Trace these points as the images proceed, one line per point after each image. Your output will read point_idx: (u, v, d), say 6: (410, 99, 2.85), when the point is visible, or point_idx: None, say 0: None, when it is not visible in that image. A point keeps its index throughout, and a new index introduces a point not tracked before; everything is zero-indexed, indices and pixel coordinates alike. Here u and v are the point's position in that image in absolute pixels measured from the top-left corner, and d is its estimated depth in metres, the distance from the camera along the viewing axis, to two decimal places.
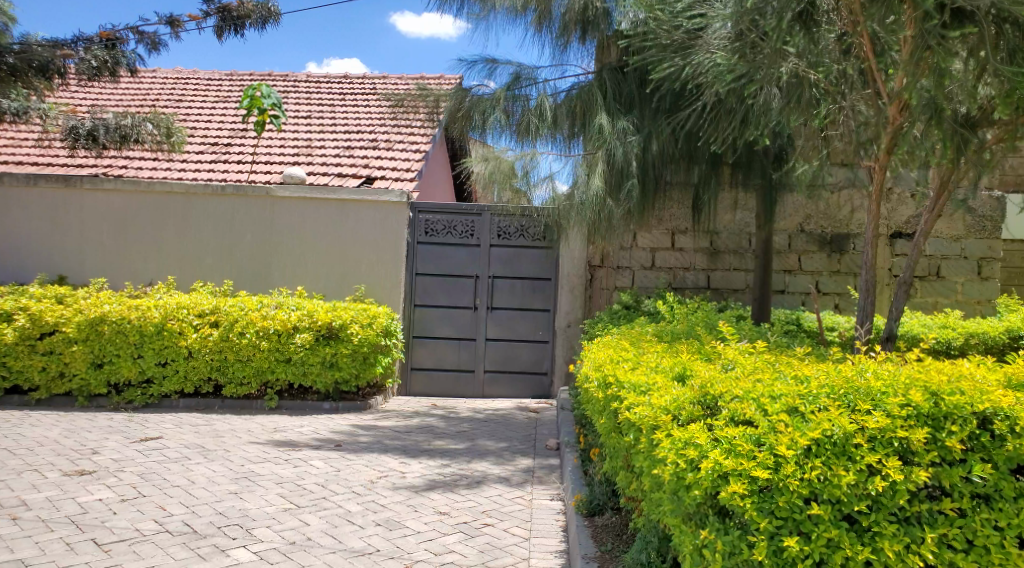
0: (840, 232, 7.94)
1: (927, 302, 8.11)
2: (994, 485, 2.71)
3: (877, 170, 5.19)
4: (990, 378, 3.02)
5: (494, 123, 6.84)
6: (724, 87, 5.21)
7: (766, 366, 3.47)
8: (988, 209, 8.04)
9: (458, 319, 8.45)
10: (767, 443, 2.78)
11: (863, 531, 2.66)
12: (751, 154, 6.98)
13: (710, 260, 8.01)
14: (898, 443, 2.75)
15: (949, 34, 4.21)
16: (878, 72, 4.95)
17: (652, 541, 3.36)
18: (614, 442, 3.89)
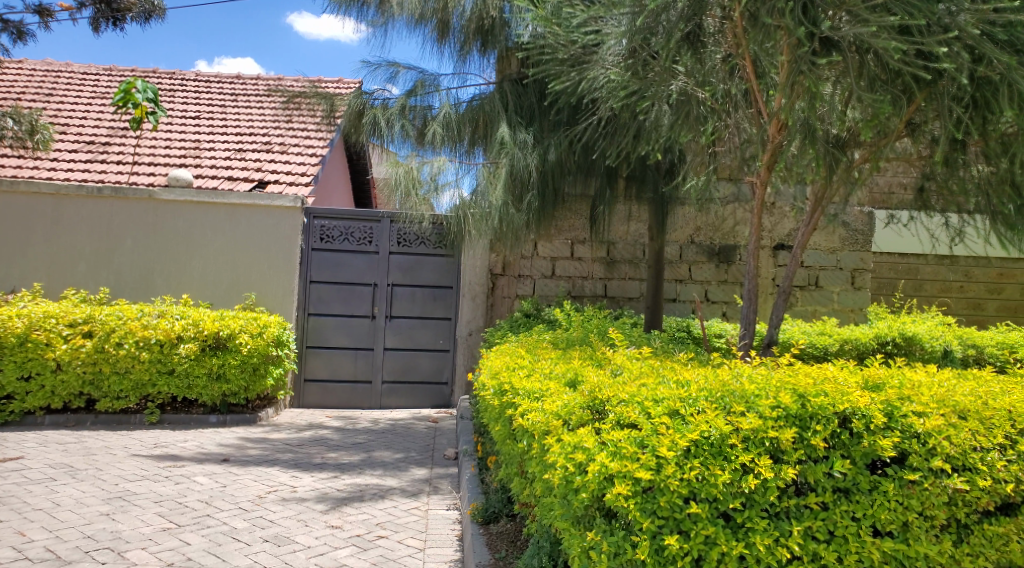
0: (727, 243, 8.30)
1: (807, 310, 8.56)
2: (853, 479, 2.90)
3: (759, 186, 5.49)
4: (851, 381, 3.24)
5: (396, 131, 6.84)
6: (615, 102, 5.36)
7: (651, 371, 3.61)
8: (860, 224, 8.57)
9: (355, 328, 8.36)
10: (650, 444, 2.87)
11: (737, 527, 2.82)
12: (643, 167, 7.09)
13: (608, 270, 8.22)
14: (769, 443, 2.91)
15: (818, 61, 4.50)
16: (760, 93, 5.17)
17: (544, 546, 3.43)
18: (509, 449, 3.94)
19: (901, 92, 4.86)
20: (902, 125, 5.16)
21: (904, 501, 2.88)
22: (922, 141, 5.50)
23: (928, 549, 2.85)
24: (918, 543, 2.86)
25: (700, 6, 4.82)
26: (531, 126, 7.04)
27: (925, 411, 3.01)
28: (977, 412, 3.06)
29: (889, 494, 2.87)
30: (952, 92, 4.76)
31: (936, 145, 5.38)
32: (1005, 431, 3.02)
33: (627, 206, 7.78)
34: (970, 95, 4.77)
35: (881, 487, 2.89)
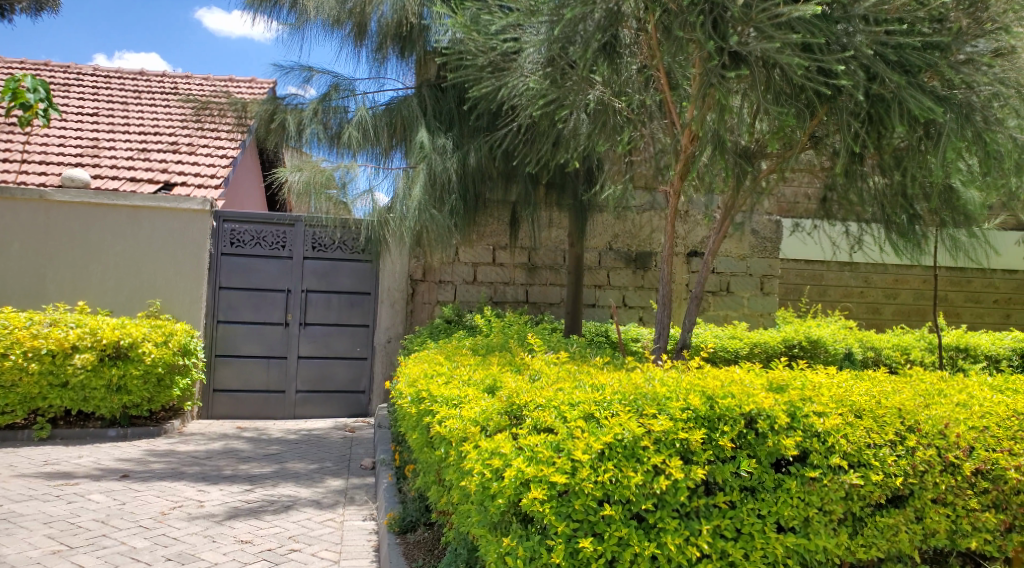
0: (643, 250, 8.48)
1: (719, 315, 8.82)
2: (758, 478, 3.01)
3: (672, 194, 5.62)
4: (757, 383, 3.36)
5: (311, 136, 6.72)
6: (535, 110, 5.40)
7: (568, 375, 3.65)
8: (768, 231, 8.89)
9: (268, 336, 8.18)
10: (566, 448, 2.91)
11: (649, 527, 2.89)
12: (562, 174, 7.17)
13: (529, 276, 8.29)
14: (679, 444, 2.98)
15: (727, 75, 4.66)
16: (674, 105, 5.30)
17: (462, 554, 3.43)
18: (427, 457, 3.92)
19: (804, 106, 5.06)
20: (806, 138, 5.38)
21: (805, 498, 3.01)
22: (824, 153, 5.75)
23: (827, 542, 2.98)
24: (818, 537, 2.99)
25: (616, 17, 4.89)
26: (451, 132, 7.02)
27: (825, 411, 3.14)
28: (871, 411, 3.20)
29: (791, 491, 3.00)
30: (851, 107, 4.99)
31: (837, 157, 5.64)
32: (897, 428, 3.16)
33: (549, 213, 7.86)
34: (866, 112, 4.98)
35: (784, 485, 3.01)
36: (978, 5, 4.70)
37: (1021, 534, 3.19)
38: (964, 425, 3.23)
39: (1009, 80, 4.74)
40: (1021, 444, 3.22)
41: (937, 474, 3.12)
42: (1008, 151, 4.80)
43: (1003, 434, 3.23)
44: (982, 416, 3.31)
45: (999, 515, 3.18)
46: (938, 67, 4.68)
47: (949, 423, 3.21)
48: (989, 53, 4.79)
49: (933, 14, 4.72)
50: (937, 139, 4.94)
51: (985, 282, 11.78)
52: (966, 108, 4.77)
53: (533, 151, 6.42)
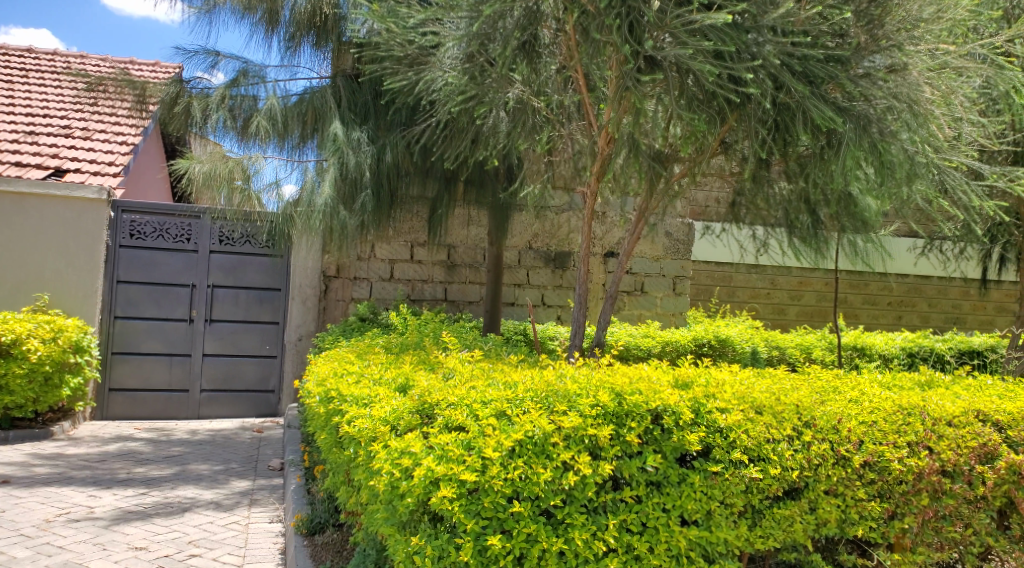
0: (562, 250, 8.55)
1: (633, 314, 8.97)
2: (663, 473, 3.08)
3: (589, 195, 5.66)
4: (664, 380, 3.44)
5: (217, 123, 6.57)
6: (454, 105, 5.36)
7: (481, 373, 3.63)
8: (681, 234, 9.10)
9: (171, 333, 7.91)
10: (476, 446, 2.90)
11: (557, 523, 2.91)
12: (481, 172, 7.14)
13: (447, 274, 8.23)
14: (588, 440, 3.01)
15: (642, 78, 4.74)
16: (591, 106, 5.34)
17: (371, 555, 3.37)
18: (335, 457, 3.84)
19: (715, 113, 5.19)
20: (716, 143, 5.51)
21: (708, 491, 3.08)
22: (734, 158, 5.90)
23: (727, 534, 3.06)
24: (719, 529, 3.07)
25: (535, 16, 4.90)
26: (366, 124, 6.90)
27: (727, 407, 3.23)
28: (771, 407, 3.30)
29: (694, 485, 3.07)
30: (759, 114, 5.13)
31: (745, 162, 5.79)
32: (794, 423, 3.26)
33: (466, 210, 7.80)
34: (773, 119, 5.15)
35: (688, 479, 3.08)
36: (877, 22, 4.91)
37: (903, 521, 3.28)
38: (856, 419, 3.33)
39: (901, 95, 4.89)
40: (905, 437, 3.32)
41: (829, 466, 3.22)
42: (900, 162, 4.96)
43: (890, 427, 3.33)
44: (871, 411, 3.41)
45: (884, 504, 3.26)
46: (839, 78, 4.87)
47: (842, 418, 3.31)
48: (885, 68, 4.97)
49: (834, 28, 4.93)
50: (837, 147, 5.12)
51: (881, 285, 12.35)
52: (864, 119, 4.94)
53: (451, 148, 6.39)
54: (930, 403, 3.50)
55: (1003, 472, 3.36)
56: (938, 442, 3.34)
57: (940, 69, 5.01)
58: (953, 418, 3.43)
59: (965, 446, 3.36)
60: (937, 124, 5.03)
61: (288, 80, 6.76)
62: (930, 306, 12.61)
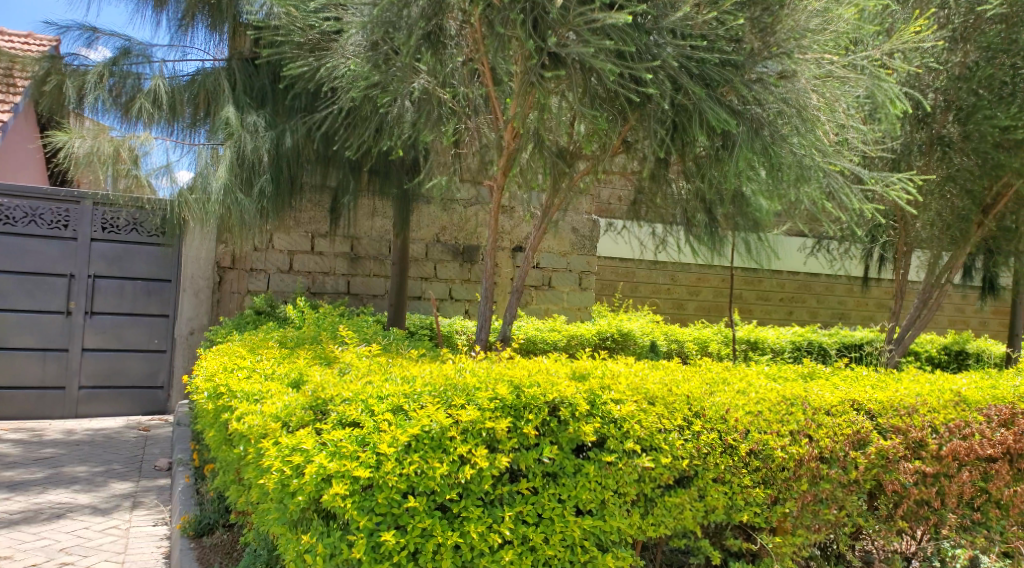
0: (469, 244, 8.54)
1: (540, 308, 9.05)
2: (560, 464, 3.13)
3: (496, 188, 5.65)
4: (562, 373, 3.49)
5: (94, 100, 6.17)
6: (357, 92, 5.21)
7: (378, 367, 3.58)
8: (586, 230, 9.24)
9: (46, 326, 7.51)
10: (371, 442, 2.87)
11: (453, 517, 2.92)
12: (385, 162, 6.99)
13: (350, 266, 8.10)
14: (485, 433, 3.02)
15: (545, 75, 4.83)
16: (497, 99, 5.32)
17: (262, 555, 3.29)
18: (225, 455, 3.72)
19: (617, 112, 5.29)
20: (619, 142, 5.59)
21: (602, 481, 3.15)
22: (635, 157, 6.01)
23: (621, 523, 3.14)
24: (613, 518, 3.14)
25: (440, 7, 4.84)
26: (263, 109, 6.74)
27: (621, 398, 3.31)
28: (663, 398, 3.40)
29: (589, 475, 3.13)
30: (658, 115, 5.26)
31: (645, 162, 5.92)
32: (685, 413, 3.37)
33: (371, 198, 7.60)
34: (671, 119, 5.28)
35: (583, 469, 3.14)
36: (768, 29, 5.09)
37: (784, 505, 3.43)
38: (742, 409, 3.46)
39: (791, 100, 5.11)
40: (788, 426, 3.47)
41: (717, 455, 3.33)
42: (790, 164, 5.18)
43: (773, 417, 3.48)
44: (758, 402, 3.56)
45: (768, 490, 3.39)
46: (734, 83, 5.04)
47: (729, 409, 3.44)
48: (777, 75, 5.16)
49: (729, 33, 5.07)
50: (731, 149, 5.29)
51: (773, 282, 12.87)
52: (756, 123, 5.15)
53: (354, 136, 6.29)
54: (811, 394, 3.67)
55: (873, 456, 3.53)
56: (817, 431, 3.49)
57: (826, 77, 5.24)
58: (831, 407, 3.60)
59: (840, 433, 3.51)
60: (823, 130, 5.27)
61: (176, 60, 6.57)
62: (818, 302, 13.23)
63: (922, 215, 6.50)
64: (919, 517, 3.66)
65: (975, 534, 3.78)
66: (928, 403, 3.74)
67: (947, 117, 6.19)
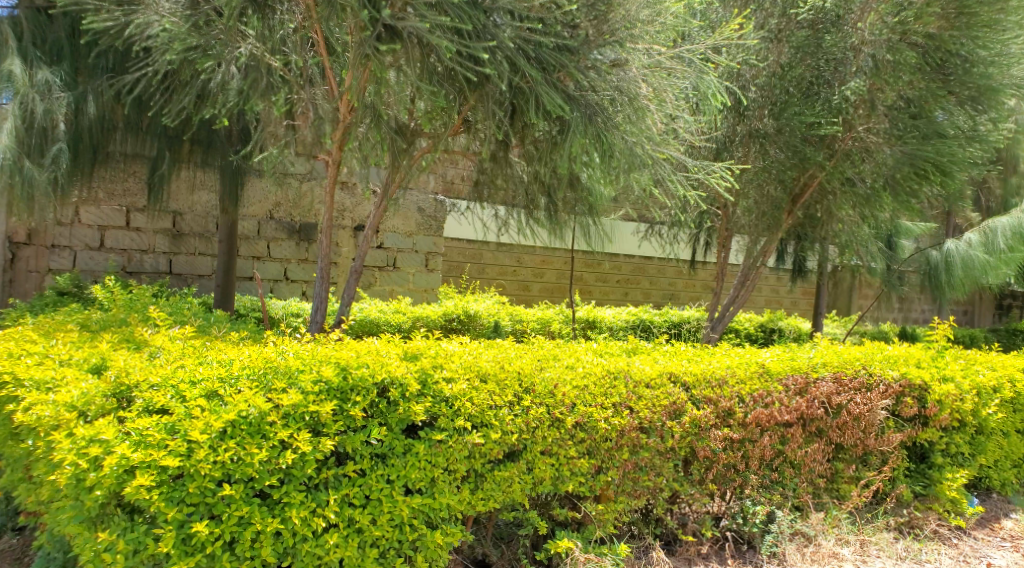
0: (307, 221, 8.31)
1: (385, 290, 8.96)
2: (389, 444, 3.11)
3: (331, 163, 5.50)
4: (393, 354, 3.46)
5: None
6: (174, 54, 4.90)
7: (193, 350, 3.42)
8: (432, 210, 9.21)
9: None
10: (181, 430, 2.77)
11: (274, 503, 2.87)
12: (209, 131, 6.50)
13: (172, 244, 7.71)
14: (309, 417, 2.97)
15: (381, 47, 4.71)
16: (331, 69, 5.14)
17: (57, 557, 3.11)
18: (11, 451, 3.42)
19: (455, 91, 5.28)
20: (458, 121, 5.56)
21: (431, 460, 3.17)
22: (475, 139, 6.02)
23: (450, 499, 3.17)
24: (442, 495, 3.16)
25: None
26: (59, 65, 6.17)
27: (453, 377, 3.34)
28: (495, 375, 3.45)
29: (419, 455, 3.14)
30: (496, 96, 5.29)
31: (485, 142, 5.94)
32: (515, 389, 3.43)
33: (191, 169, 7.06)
34: (509, 102, 5.32)
35: (413, 449, 3.14)
36: (602, 18, 5.18)
37: (608, 474, 3.58)
38: (570, 384, 3.57)
39: (623, 89, 5.28)
40: (611, 398, 3.61)
41: (545, 429, 3.42)
42: (621, 151, 5.36)
43: (598, 390, 3.61)
44: (584, 376, 3.68)
45: (592, 460, 3.53)
46: (568, 68, 5.15)
47: (558, 384, 3.53)
48: (610, 62, 5.32)
49: (565, 18, 5.13)
50: (566, 134, 5.41)
51: (612, 264, 13.36)
52: (591, 109, 5.29)
53: (171, 102, 5.92)
54: (634, 368, 3.83)
55: (687, 425, 3.74)
56: (637, 402, 3.65)
57: (655, 68, 5.51)
58: (651, 380, 3.78)
59: (658, 404, 3.69)
60: (653, 119, 5.49)
61: None
62: (650, 283, 13.86)
63: (741, 202, 6.93)
64: (727, 479, 3.93)
65: (773, 492, 4.06)
66: (737, 375, 4.01)
67: (763, 112, 6.65)
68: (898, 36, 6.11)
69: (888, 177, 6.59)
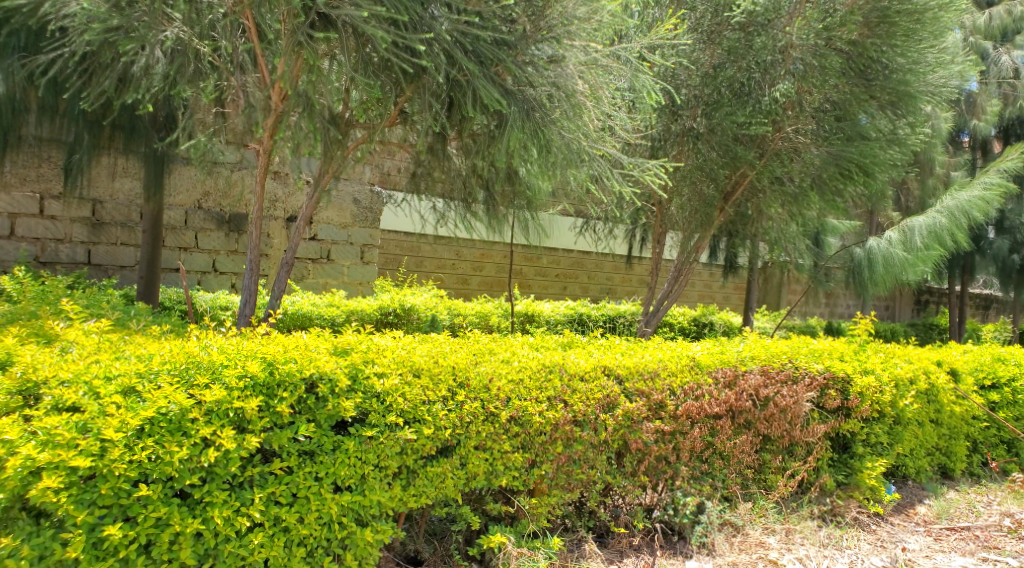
0: (237, 212, 8.11)
1: (318, 282, 8.80)
2: (317, 441, 3.04)
3: (262, 152, 5.36)
4: (322, 349, 3.38)
5: None
6: (94, 36, 4.71)
7: (109, 345, 3.28)
8: (368, 202, 9.09)
9: None
10: (93, 429, 2.65)
11: (195, 503, 2.79)
12: (132, 116, 6.26)
13: (92, 233, 7.44)
14: (233, 413, 2.89)
15: (315, 35, 4.63)
16: (263, 57, 5.02)
17: None
18: None
19: (390, 82, 5.21)
20: (395, 113, 5.49)
21: (362, 456, 3.10)
22: (411, 130, 5.95)
23: (380, 496, 3.11)
24: (372, 492, 3.10)
25: None
26: None
27: (385, 372, 3.28)
28: (428, 370, 3.40)
29: (349, 451, 3.07)
30: (433, 88, 5.24)
31: (422, 134, 5.86)
32: (449, 384, 3.39)
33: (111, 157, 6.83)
34: (446, 94, 5.27)
35: (343, 446, 3.08)
36: (539, 14, 5.16)
37: (541, 468, 3.57)
38: (505, 378, 3.54)
39: (560, 85, 5.28)
40: (546, 392, 3.59)
41: (479, 423, 3.39)
42: (558, 146, 5.37)
43: (533, 384, 3.59)
44: (519, 370, 3.67)
45: (526, 454, 3.52)
46: (506, 63, 5.12)
47: (493, 378, 3.50)
48: (547, 58, 5.29)
49: (503, 12, 5.12)
50: (503, 128, 5.39)
51: (550, 259, 13.41)
52: (529, 104, 5.28)
53: (89, 86, 5.64)
54: (568, 362, 3.83)
55: (620, 418, 3.76)
56: (572, 396, 3.65)
57: (591, 65, 5.45)
58: (585, 373, 3.79)
59: (592, 397, 3.70)
60: (590, 116, 5.47)
61: None
62: (588, 278, 13.95)
63: (675, 199, 7.02)
64: (658, 471, 3.97)
65: (702, 483, 4.09)
66: (668, 368, 4.05)
67: (697, 111, 6.73)
68: (824, 42, 6.32)
69: (815, 177, 6.80)
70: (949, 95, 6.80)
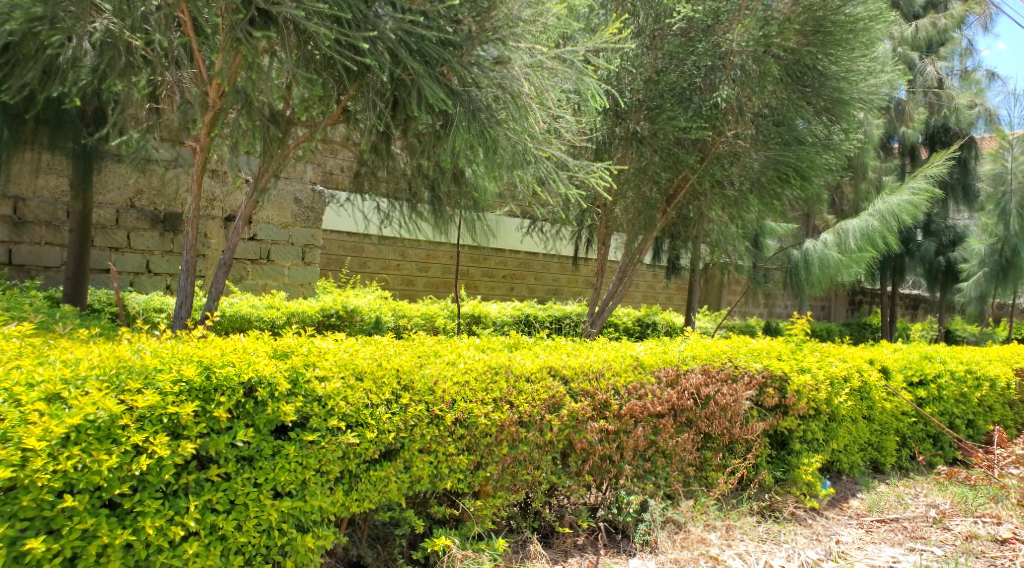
0: (172, 211, 7.90)
1: (258, 283, 8.61)
2: (256, 446, 2.96)
3: (199, 149, 5.21)
4: (262, 352, 3.29)
5: None
6: (17, 26, 4.51)
7: (34, 350, 3.14)
8: (311, 202, 8.93)
9: None
10: (14, 438, 2.53)
11: (125, 513, 2.68)
12: (59, 111, 6.02)
13: (14, 233, 7.15)
14: (167, 419, 2.79)
15: (254, 32, 4.52)
16: (200, 52, 4.88)
17: None
18: None
19: (333, 79, 5.12)
20: (337, 111, 5.39)
21: (303, 461, 3.03)
22: (354, 129, 5.85)
23: (321, 502, 3.04)
24: (313, 498, 3.03)
25: None
26: None
27: (327, 375, 3.21)
28: (372, 373, 3.34)
29: (289, 456, 3.00)
30: (376, 86, 5.16)
31: (365, 133, 5.77)
32: (393, 387, 3.33)
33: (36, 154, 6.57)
34: (390, 93, 5.19)
35: (282, 451, 3.00)
36: (485, 14, 5.11)
37: (486, 470, 3.54)
38: (451, 380, 3.50)
39: (506, 86, 5.25)
40: (491, 394, 3.56)
41: (424, 426, 3.34)
42: (504, 147, 5.35)
43: (479, 386, 3.55)
44: (465, 372, 3.62)
45: (472, 457, 3.48)
46: (451, 63, 5.07)
47: (438, 381, 3.45)
48: (493, 59, 5.26)
49: (448, 13, 5.07)
50: (449, 127, 5.34)
51: (496, 260, 13.38)
52: (474, 104, 5.24)
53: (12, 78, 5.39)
54: (514, 363, 3.80)
55: (565, 418, 3.75)
56: (518, 397, 3.62)
57: (536, 67, 5.40)
58: (531, 374, 3.77)
59: (538, 398, 3.68)
60: (535, 118, 5.44)
61: None
62: (535, 279, 13.97)
63: (619, 201, 7.06)
64: (602, 471, 3.97)
65: (646, 481, 4.11)
66: (612, 368, 4.06)
67: (640, 115, 6.74)
68: (762, 49, 6.41)
69: (754, 181, 6.93)
70: (879, 103, 6.99)
